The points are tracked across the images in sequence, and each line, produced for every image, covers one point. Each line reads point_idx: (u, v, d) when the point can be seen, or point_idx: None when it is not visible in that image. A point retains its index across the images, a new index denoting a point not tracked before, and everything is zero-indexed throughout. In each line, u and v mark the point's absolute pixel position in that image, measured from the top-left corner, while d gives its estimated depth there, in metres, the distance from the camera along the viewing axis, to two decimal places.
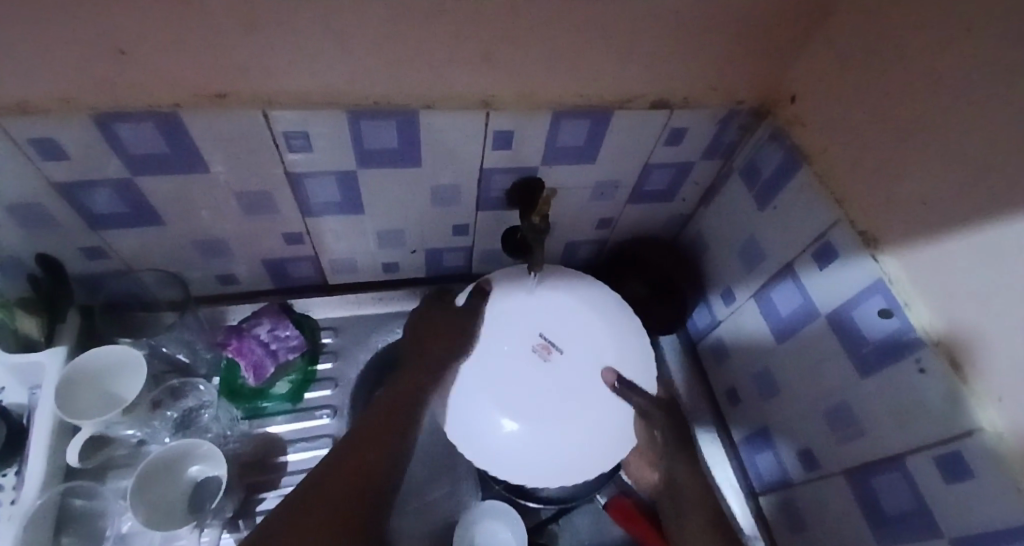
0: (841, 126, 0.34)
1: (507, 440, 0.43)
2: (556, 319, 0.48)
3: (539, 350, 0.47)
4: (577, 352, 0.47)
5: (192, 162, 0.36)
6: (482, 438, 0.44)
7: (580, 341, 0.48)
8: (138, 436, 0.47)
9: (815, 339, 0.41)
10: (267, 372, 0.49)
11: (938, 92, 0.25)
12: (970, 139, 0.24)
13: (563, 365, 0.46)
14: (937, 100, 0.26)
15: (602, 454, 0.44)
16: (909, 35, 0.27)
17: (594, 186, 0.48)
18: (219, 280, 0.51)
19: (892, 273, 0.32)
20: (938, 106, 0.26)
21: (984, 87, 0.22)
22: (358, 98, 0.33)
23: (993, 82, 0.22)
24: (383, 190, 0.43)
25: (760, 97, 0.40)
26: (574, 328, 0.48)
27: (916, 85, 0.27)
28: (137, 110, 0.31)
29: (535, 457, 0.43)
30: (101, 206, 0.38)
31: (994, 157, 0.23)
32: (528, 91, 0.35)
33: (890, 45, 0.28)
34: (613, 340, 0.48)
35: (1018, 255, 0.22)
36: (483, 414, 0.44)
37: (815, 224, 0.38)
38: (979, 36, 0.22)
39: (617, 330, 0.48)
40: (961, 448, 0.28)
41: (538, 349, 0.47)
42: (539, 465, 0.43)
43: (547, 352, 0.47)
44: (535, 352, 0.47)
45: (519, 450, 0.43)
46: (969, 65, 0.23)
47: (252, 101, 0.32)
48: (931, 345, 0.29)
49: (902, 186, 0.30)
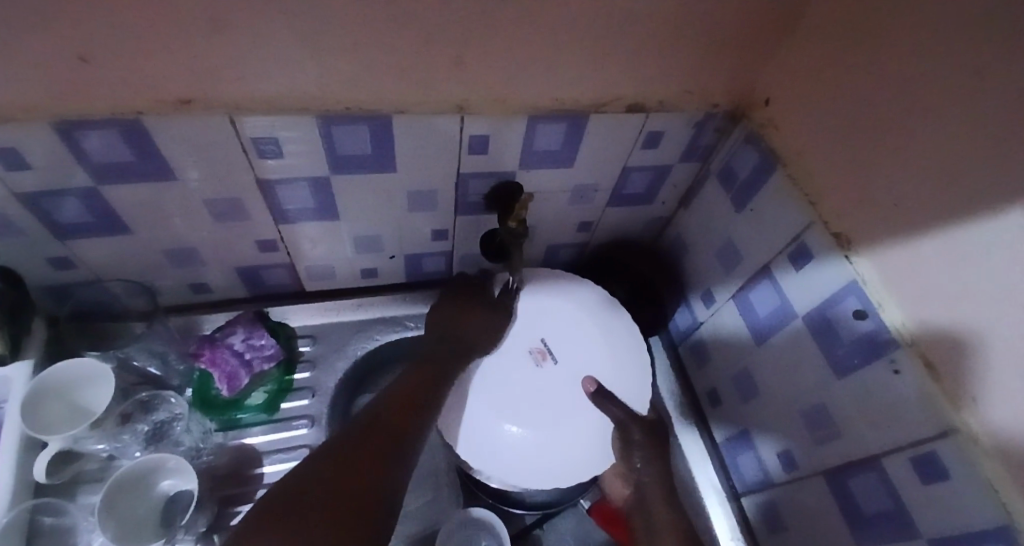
0: (813, 130, 0.34)
1: (503, 443, 0.44)
2: (551, 325, 0.49)
3: (533, 356, 0.48)
4: (572, 360, 0.48)
5: (161, 169, 0.35)
6: (480, 441, 0.44)
7: (574, 348, 0.48)
8: (108, 450, 0.46)
9: (792, 341, 0.41)
10: (241, 382, 0.49)
11: (909, 97, 0.25)
12: (942, 143, 0.24)
13: (556, 371, 0.47)
14: (909, 104, 0.26)
15: (589, 463, 0.44)
16: (881, 39, 0.27)
17: (573, 189, 0.47)
18: (194, 288, 0.50)
19: (865, 274, 0.32)
20: (910, 110, 0.26)
21: (955, 91, 0.22)
22: (328, 103, 0.33)
23: (964, 87, 0.22)
24: (358, 195, 0.42)
25: (735, 100, 0.40)
26: (567, 335, 0.49)
27: (886, 90, 0.27)
28: (100, 117, 0.30)
29: (530, 458, 0.44)
30: (68, 215, 0.37)
31: (966, 160, 0.23)
32: (503, 95, 0.35)
33: (861, 49, 0.28)
34: (604, 347, 0.48)
35: (992, 254, 0.22)
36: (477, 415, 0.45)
37: (790, 226, 0.38)
38: (951, 40, 0.22)
39: (609, 336, 0.48)
40: (935, 449, 0.28)
41: (532, 354, 0.48)
42: (533, 466, 0.44)
43: (542, 357, 0.48)
44: (531, 356, 0.48)
45: (515, 452, 0.44)
46: (941, 68, 0.23)
47: (219, 106, 0.31)
48: (904, 346, 0.29)
49: (874, 189, 0.30)
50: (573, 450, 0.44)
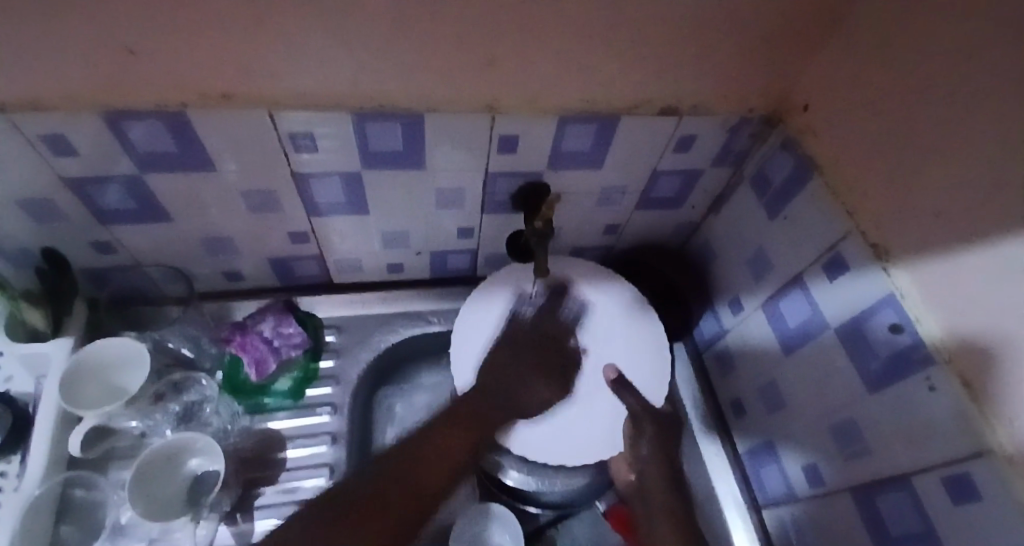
0: (854, 135, 0.33)
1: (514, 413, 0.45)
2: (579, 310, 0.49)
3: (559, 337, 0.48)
4: (596, 347, 0.48)
5: (200, 159, 0.36)
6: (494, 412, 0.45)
7: (600, 337, 0.48)
8: (140, 428, 0.48)
9: (822, 354, 0.40)
10: (268, 368, 0.50)
11: (953, 107, 0.25)
12: (986, 154, 0.23)
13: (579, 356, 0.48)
14: (952, 113, 0.25)
15: (599, 448, 0.44)
16: (923, 46, 0.26)
17: (600, 191, 0.47)
18: (227, 276, 0.52)
19: (903, 287, 0.31)
20: (953, 120, 0.25)
21: (999, 104, 0.22)
22: (362, 99, 0.33)
23: (1007, 99, 0.21)
24: (388, 191, 0.43)
25: (772, 105, 0.40)
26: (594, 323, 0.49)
27: (931, 100, 0.26)
28: (145, 109, 0.31)
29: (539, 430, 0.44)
30: (111, 201, 0.39)
31: (1010, 173, 0.22)
32: (534, 95, 0.35)
33: (905, 57, 0.27)
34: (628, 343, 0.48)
35: None
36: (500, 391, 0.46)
37: (824, 236, 0.37)
38: (992, 48, 0.21)
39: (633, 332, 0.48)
40: (969, 470, 0.27)
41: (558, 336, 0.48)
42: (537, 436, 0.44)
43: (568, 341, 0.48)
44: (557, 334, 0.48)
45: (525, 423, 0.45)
46: (983, 78, 0.22)
47: (257, 100, 0.32)
48: (942, 364, 0.28)
49: (916, 198, 0.28)
50: (586, 433, 0.45)
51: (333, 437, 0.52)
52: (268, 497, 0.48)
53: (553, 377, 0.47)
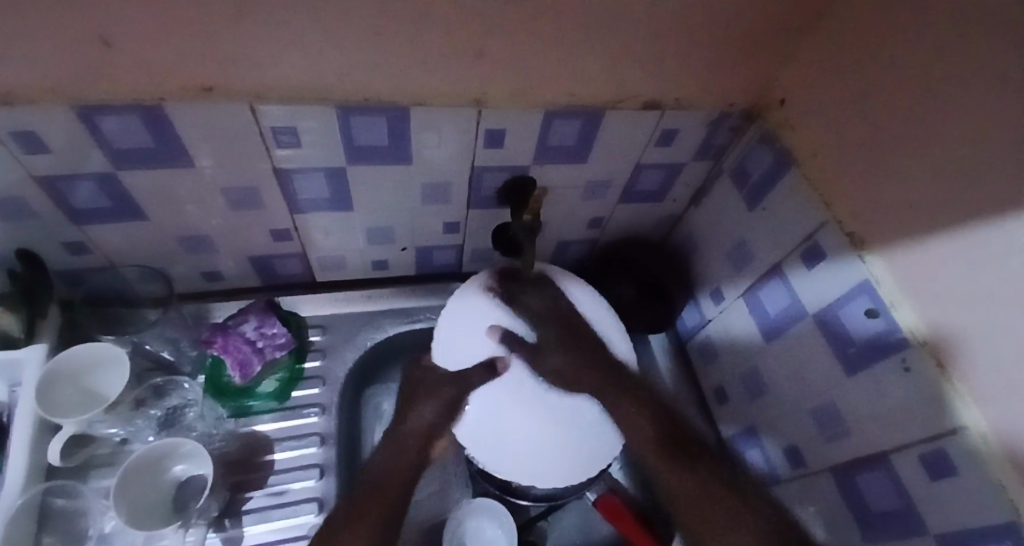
0: (829, 128, 0.34)
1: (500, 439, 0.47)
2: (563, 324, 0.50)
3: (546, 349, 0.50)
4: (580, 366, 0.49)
5: (178, 155, 0.35)
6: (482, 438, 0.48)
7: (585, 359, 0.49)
8: (121, 434, 0.46)
9: (802, 339, 0.41)
10: (253, 370, 0.49)
11: (925, 101, 0.26)
12: (955, 144, 0.24)
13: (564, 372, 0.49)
14: (924, 103, 0.26)
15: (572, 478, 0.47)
16: (896, 39, 0.27)
17: (585, 185, 0.48)
18: (206, 276, 0.50)
19: (878, 274, 0.32)
20: (924, 112, 0.26)
21: (970, 97, 0.23)
22: (346, 92, 0.33)
23: (978, 92, 0.22)
24: (373, 186, 0.42)
25: (750, 99, 0.41)
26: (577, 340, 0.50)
27: (905, 95, 0.27)
28: (121, 103, 0.30)
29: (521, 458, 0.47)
30: (84, 199, 0.37)
31: (978, 162, 0.23)
32: (519, 90, 0.35)
33: (880, 53, 0.29)
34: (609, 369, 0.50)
35: (1002, 258, 0.23)
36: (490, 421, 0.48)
37: (803, 226, 0.38)
38: (961, 41, 0.22)
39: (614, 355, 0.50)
40: (944, 447, 0.28)
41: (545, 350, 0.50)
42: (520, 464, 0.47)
43: (555, 354, 0.49)
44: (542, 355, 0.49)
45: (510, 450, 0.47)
46: (952, 69, 0.23)
47: (238, 93, 0.31)
48: (916, 346, 0.29)
49: (889, 187, 0.30)
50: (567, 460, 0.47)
51: (321, 437, 0.51)
52: (257, 501, 0.47)
53: (538, 388, 0.49)
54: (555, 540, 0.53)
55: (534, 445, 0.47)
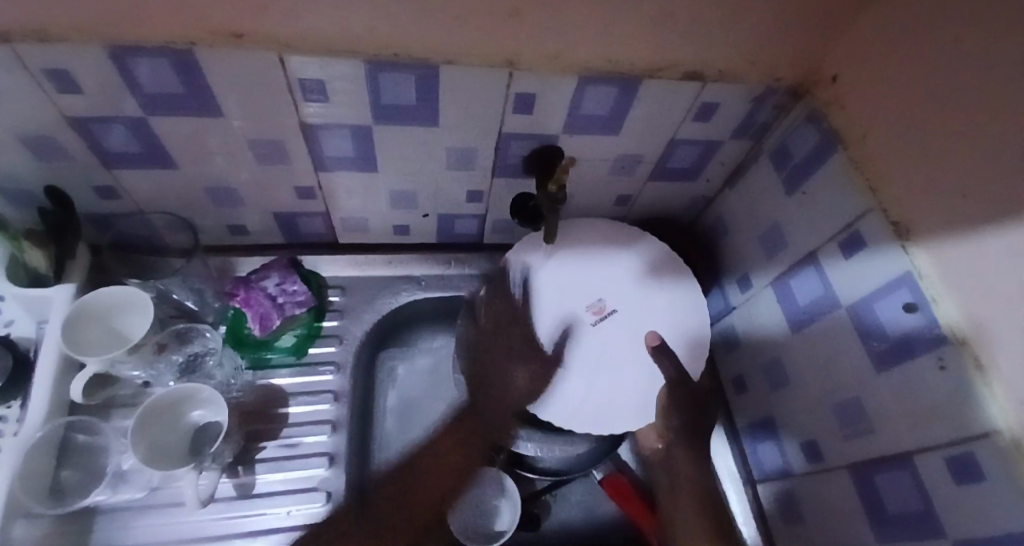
0: (880, 109, 0.32)
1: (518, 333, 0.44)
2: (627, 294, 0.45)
3: (592, 305, 0.44)
4: (610, 347, 0.43)
5: (207, 103, 0.35)
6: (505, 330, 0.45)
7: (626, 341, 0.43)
8: (143, 377, 0.48)
9: (832, 331, 0.39)
10: (273, 323, 0.50)
11: (978, 82, 0.24)
12: (1008, 135, 0.22)
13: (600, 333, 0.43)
14: (980, 88, 0.24)
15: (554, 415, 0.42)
16: (952, 17, 0.25)
17: (616, 159, 0.46)
18: (231, 230, 0.51)
19: (921, 268, 0.30)
20: (980, 97, 0.24)
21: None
22: (376, 45, 0.32)
23: None
24: (400, 147, 0.42)
25: (798, 75, 0.38)
26: (636, 318, 0.44)
27: (959, 75, 0.25)
28: (152, 46, 0.30)
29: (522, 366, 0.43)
30: (115, 143, 0.38)
31: None
32: (553, 53, 0.34)
33: (936, 29, 0.26)
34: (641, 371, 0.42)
35: None
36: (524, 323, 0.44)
37: (844, 213, 0.37)
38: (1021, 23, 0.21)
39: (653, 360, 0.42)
40: (972, 451, 0.27)
41: (591, 305, 0.44)
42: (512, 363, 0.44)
43: (594, 314, 0.44)
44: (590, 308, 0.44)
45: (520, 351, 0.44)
46: (1011, 51, 0.21)
47: (268, 42, 0.31)
48: (955, 343, 0.28)
49: (939, 177, 0.28)
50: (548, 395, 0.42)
51: (335, 395, 0.52)
52: (269, 451, 0.49)
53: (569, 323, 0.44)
54: (557, 514, 0.53)
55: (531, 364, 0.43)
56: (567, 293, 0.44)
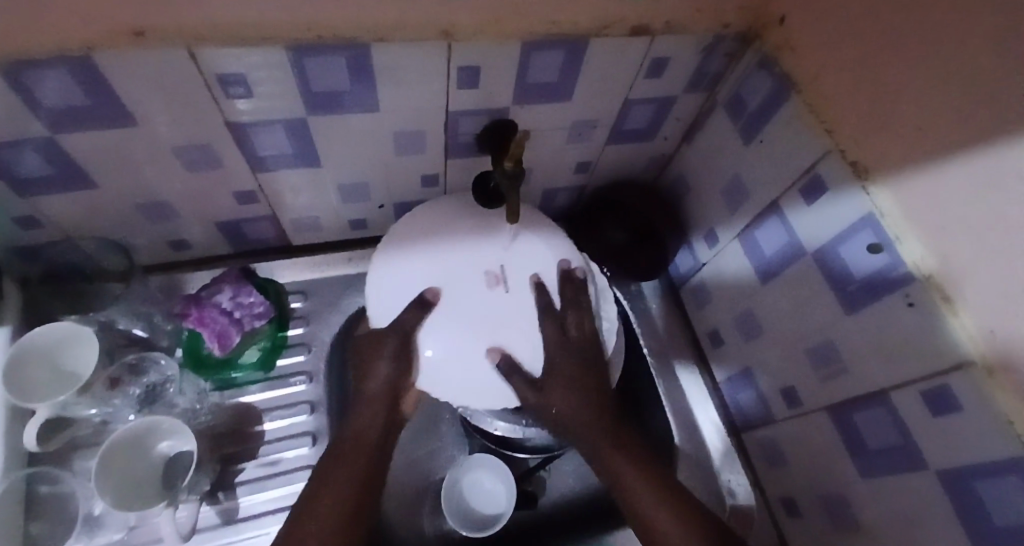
0: (830, 48, 0.31)
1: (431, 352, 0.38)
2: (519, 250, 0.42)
3: (484, 277, 0.40)
4: (530, 292, 0.40)
5: (119, 112, 0.32)
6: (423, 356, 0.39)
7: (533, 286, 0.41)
8: (101, 415, 0.45)
9: (800, 278, 0.40)
10: (233, 340, 0.47)
11: (930, 11, 0.23)
12: (965, 64, 0.22)
13: (511, 295, 0.40)
14: (930, 16, 0.23)
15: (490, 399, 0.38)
16: None
17: (571, 126, 0.44)
18: (174, 245, 0.48)
19: (883, 207, 0.30)
20: (929, 26, 0.23)
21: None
22: (296, 30, 0.29)
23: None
24: (340, 138, 0.39)
25: (748, 18, 0.37)
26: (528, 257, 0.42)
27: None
28: (42, 57, 0.26)
29: (444, 378, 0.38)
30: (24, 169, 0.34)
31: (989, 81, 0.20)
32: (493, 19, 0.31)
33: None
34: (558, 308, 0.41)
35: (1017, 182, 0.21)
36: (432, 334, 0.38)
37: (803, 159, 0.36)
38: None
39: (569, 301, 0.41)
40: (947, 383, 0.27)
41: (484, 277, 0.40)
42: (443, 376, 0.38)
43: (497, 282, 0.40)
44: (486, 277, 0.40)
45: (439, 364, 0.38)
46: None
47: (175, 37, 0.27)
48: (922, 280, 0.28)
49: (895, 111, 0.27)
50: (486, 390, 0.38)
51: (311, 405, 0.50)
52: (250, 471, 0.47)
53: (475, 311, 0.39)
54: (552, 489, 0.54)
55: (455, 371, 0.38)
56: (463, 287, 0.40)
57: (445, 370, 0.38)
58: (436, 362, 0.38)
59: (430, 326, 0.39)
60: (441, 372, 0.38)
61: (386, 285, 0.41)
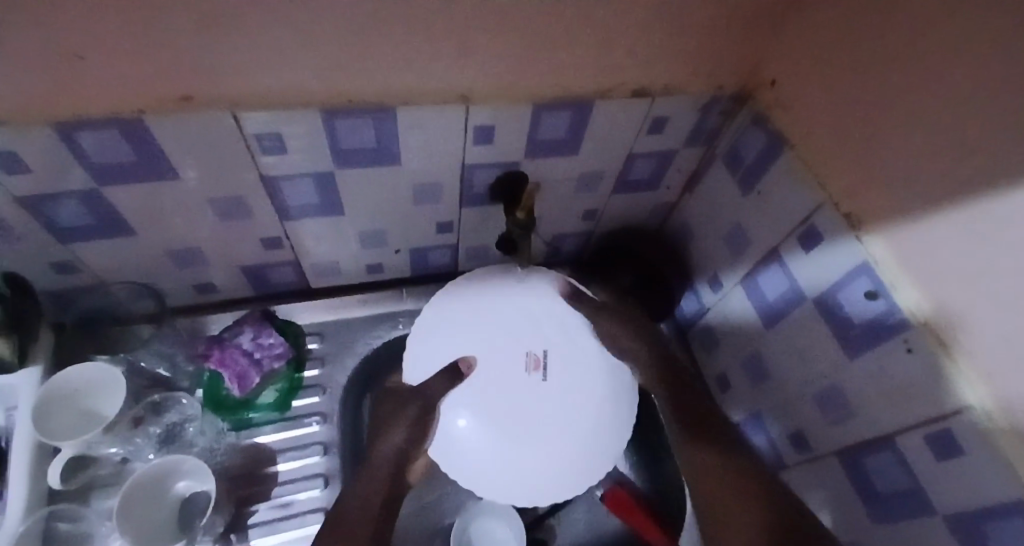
0: (819, 109, 0.34)
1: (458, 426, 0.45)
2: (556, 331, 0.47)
3: (528, 361, 0.46)
4: (562, 389, 0.46)
5: (161, 169, 0.34)
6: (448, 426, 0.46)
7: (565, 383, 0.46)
8: (121, 454, 0.46)
9: (802, 323, 0.41)
10: (252, 381, 0.49)
11: (916, 80, 0.25)
12: (948, 128, 0.24)
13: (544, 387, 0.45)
14: (916, 85, 0.25)
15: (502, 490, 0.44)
16: (883, 21, 0.26)
17: (578, 178, 0.47)
18: (198, 289, 0.50)
19: (877, 256, 0.32)
20: (916, 93, 0.26)
21: (958, 74, 0.22)
22: (328, 95, 0.32)
23: (971, 69, 0.22)
24: (362, 190, 0.42)
25: (740, 81, 0.40)
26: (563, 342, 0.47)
27: (905, 55, 0.26)
28: (98, 118, 0.29)
29: (468, 451, 0.45)
30: (68, 219, 0.37)
31: (973, 143, 0.23)
32: (506, 84, 0.35)
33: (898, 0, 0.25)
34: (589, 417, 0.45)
35: (1003, 232, 0.22)
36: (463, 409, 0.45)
37: (799, 209, 0.38)
38: (952, 22, 0.22)
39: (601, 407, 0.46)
40: (949, 427, 0.28)
41: (525, 360, 0.46)
42: (467, 454, 0.45)
43: (536, 368, 0.46)
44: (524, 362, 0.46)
45: (465, 438, 0.45)
46: (943, 50, 0.23)
47: (218, 102, 0.30)
48: (917, 325, 0.29)
49: (884, 167, 0.29)
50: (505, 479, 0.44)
51: (324, 446, 0.51)
52: (262, 513, 0.47)
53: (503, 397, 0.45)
54: (562, 537, 0.53)
55: (477, 447, 0.45)
56: (494, 368, 0.46)
57: (470, 445, 0.45)
58: (463, 433, 0.45)
59: (453, 401, 0.45)
60: (467, 448, 0.45)
61: (421, 350, 0.47)
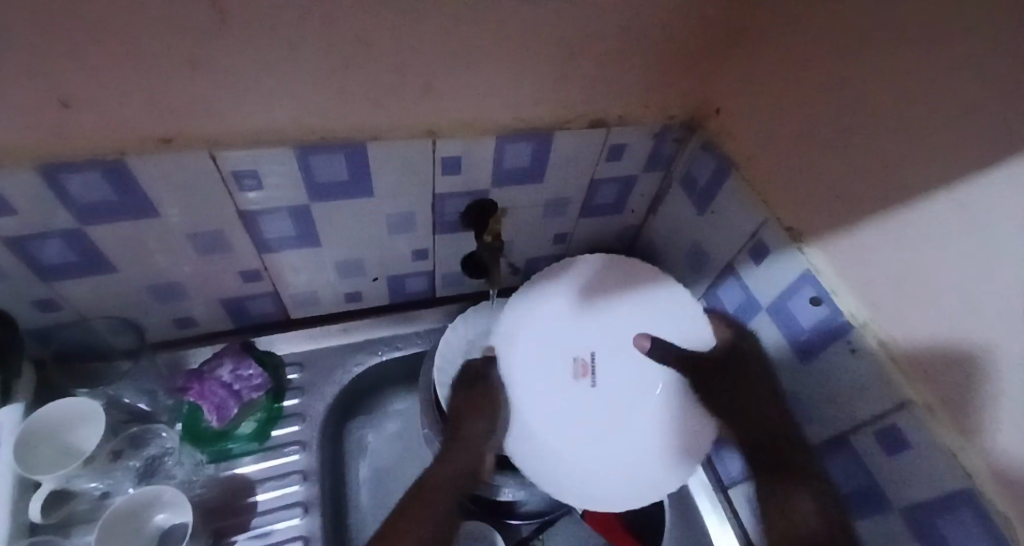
0: (761, 134, 0.37)
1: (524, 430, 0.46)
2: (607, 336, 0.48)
3: (575, 367, 0.47)
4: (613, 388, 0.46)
5: (142, 206, 0.36)
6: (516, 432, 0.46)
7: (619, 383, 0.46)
8: (101, 488, 0.46)
9: (762, 332, 0.43)
10: (230, 412, 0.49)
11: (846, 102, 0.28)
12: (876, 144, 0.26)
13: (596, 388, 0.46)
14: (846, 106, 0.28)
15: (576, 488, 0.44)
16: (819, 49, 0.29)
17: (546, 204, 0.50)
18: (178, 322, 0.50)
19: (818, 264, 0.34)
20: (846, 114, 0.28)
21: (886, 94, 0.25)
22: (304, 133, 0.34)
23: (897, 87, 0.24)
24: (337, 222, 0.44)
25: (689, 111, 0.43)
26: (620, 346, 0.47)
27: (838, 80, 0.28)
28: (82, 159, 0.31)
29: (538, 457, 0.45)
30: (51, 257, 0.38)
31: (899, 156, 0.25)
32: (470, 120, 0.37)
33: (837, 21, 0.27)
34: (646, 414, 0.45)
35: (924, 234, 0.25)
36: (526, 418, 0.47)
37: (748, 225, 0.41)
38: (882, 47, 0.24)
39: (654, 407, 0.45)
40: (895, 423, 0.30)
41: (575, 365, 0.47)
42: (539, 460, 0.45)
43: (583, 374, 0.46)
44: (574, 367, 0.47)
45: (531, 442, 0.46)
46: (873, 73, 0.25)
47: (198, 142, 0.33)
48: (858, 327, 0.31)
49: (818, 183, 0.32)
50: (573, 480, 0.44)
51: (303, 474, 0.50)
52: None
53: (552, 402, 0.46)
54: None
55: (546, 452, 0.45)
56: (542, 375, 0.47)
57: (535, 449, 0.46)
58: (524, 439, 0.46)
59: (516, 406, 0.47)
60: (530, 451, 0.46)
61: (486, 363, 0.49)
